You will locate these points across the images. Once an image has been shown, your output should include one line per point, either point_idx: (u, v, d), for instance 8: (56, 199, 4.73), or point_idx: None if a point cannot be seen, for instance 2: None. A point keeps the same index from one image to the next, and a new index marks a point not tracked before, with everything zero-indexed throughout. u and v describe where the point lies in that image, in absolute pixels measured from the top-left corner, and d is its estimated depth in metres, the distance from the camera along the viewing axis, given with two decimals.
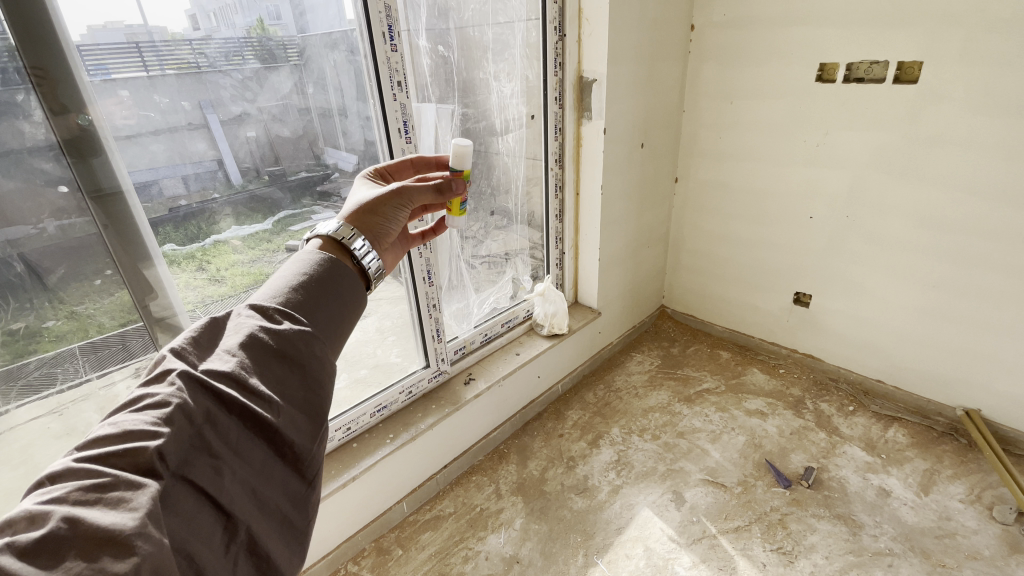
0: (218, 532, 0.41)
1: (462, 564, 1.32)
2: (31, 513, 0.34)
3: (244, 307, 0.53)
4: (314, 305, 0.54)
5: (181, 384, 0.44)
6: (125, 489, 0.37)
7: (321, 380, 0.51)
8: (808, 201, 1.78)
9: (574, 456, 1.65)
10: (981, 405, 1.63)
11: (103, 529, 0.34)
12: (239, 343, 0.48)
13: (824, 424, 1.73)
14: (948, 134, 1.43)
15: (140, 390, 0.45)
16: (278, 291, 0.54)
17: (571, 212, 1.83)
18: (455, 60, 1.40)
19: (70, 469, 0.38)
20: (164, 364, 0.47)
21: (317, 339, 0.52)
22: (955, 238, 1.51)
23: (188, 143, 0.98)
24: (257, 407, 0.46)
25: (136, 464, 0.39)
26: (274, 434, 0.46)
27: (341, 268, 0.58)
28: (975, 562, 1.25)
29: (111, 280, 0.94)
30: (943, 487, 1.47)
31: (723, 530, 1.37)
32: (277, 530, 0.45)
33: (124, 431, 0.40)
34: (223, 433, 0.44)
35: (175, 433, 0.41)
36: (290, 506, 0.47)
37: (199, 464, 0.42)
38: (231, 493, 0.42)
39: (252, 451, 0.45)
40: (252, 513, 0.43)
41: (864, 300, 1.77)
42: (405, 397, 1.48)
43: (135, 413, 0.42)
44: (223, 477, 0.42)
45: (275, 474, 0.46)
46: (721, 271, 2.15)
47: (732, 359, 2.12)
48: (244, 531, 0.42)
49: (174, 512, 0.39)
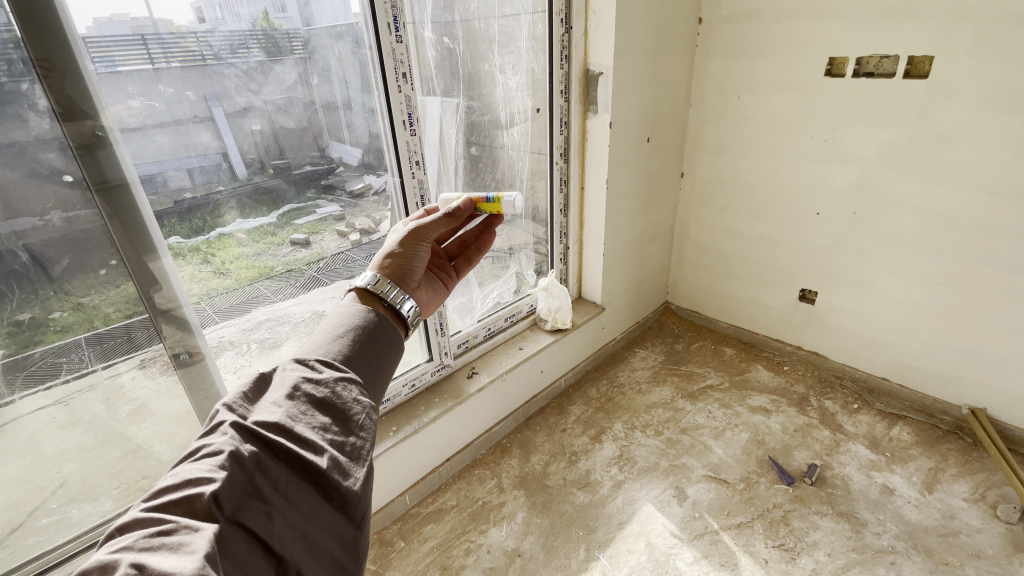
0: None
1: (464, 557, 1.32)
2: (103, 561, 0.37)
3: (287, 361, 0.57)
4: (354, 358, 0.60)
5: (233, 433, 0.47)
6: (184, 533, 0.40)
7: (363, 424, 0.53)
8: (815, 198, 1.77)
9: (577, 451, 1.65)
10: (987, 404, 1.62)
11: (165, 571, 0.36)
12: (285, 394, 0.52)
13: (828, 422, 1.72)
14: (958, 131, 1.42)
15: (199, 440, 0.48)
16: (319, 348, 0.59)
17: (575, 206, 1.83)
18: (461, 52, 1.39)
19: (136, 520, 0.41)
20: (216, 417, 0.50)
21: (355, 386, 0.56)
22: (964, 235, 1.50)
23: (193, 134, 0.98)
24: (305, 452, 0.48)
25: (192, 511, 0.41)
26: (320, 478, 0.47)
27: (371, 321, 0.64)
28: (978, 561, 1.25)
29: (115, 270, 0.93)
30: (947, 486, 1.46)
31: (724, 526, 1.37)
32: (327, 574, 0.46)
33: (182, 479, 0.43)
34: (273, 479, 0.46)
35: (228, 479, 0.43)
36: (340, 549, 0.47)
37: (251, 509, 0.43)
38: (281, 537, 0.43)
39: (301, 495, 0.46)
40: (303, 557, 0.44)
41: (871, 297, 1.76)
42: (408, 390, 1.48)
43: (193, 463, 0.45)
44: (273, 522, 0.44)
45: (324, 518, 0.47)
46: (727, 267, 2.13)
47: (736, 356, 2.11)
48: (295, 575, 0.43)
49: (229, 557, 0.40)
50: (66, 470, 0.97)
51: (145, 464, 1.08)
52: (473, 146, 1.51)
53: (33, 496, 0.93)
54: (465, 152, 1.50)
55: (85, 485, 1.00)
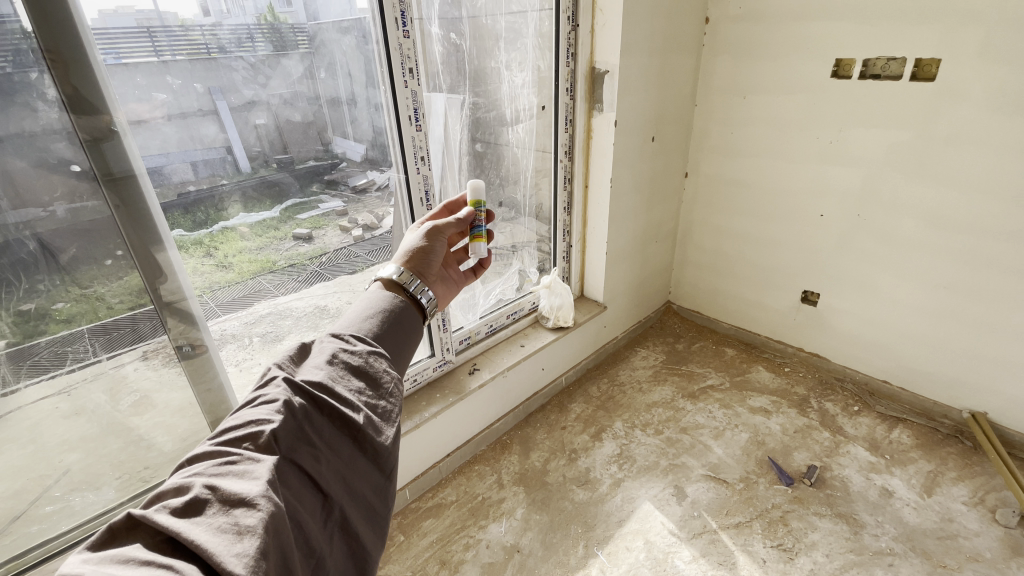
0: (318, 511, 0.46)
1: (463, 552, 1.33)
2: (177, 483, 0.40)
3: (325, 333, 0.59)
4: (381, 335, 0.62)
5: (284, 387, 0.50)
6: (249, 462, 0.43)
7: (393, 391, 0.56)
8: (818, 199, 1.77)
9: (577, 449, 1.66)
10: (988, 407, 1.62)
11: (234, 492, 0.40)
12: (326, 358, 0.55)
13: (828, 423, 1.72)
14: (964, 134, 1.42)
15: (253, 393, 0.51)
16: (352, 323, 0.62)
17: (579, 204, 1.83)
18: (467, 49, 1.39)
19: (203, 451, 0.45)
20: (270, 373, 0.53)
21: (385, 359, 0.58)
22: (967, 239, 1.50)
23: (199, 127, 0.98)
24: (344, 409, 0.51)
25: (255, 446, 0.45)
26: (358, 432, 0.50)
27: (398, 304, 0.66)
28: (977, 564, 1.25)
29: (120, 261, 0.93)
30: (947, 489, 1.46)
31: (723, 526, 1.37)
32: (362, 518, 0.49)
33: (243, 421, 0.47)
34: (319, 427, 0.49)
35: (283, 423, 0.47)
36: (373, 498, 0.50)
37: (302, 451, 0.47)
38: (327, 478, 0.47)
39: (341, 445, 0.50)
40: (344, 499, 0.48)
41: (873, 299, 1.76)
42: (409, 385, 1.48)
43: (253, 408, 0.48)
44: (320, 464, 0.47)
45: (361, 467, 0.50)
46: (729, 267, 2.13)
47: (737, 356, 2.11)
48: (338, 512, 0.47)
49: (286, 488, 0.44)
50: (69, 459, 0.98)
51: (147, 454, 1.09)
52: (477, 142, 1.51)
53: (36, 484, 0.93)
54: (470, 149, 1.50)
55: (88, 473, 1.01)
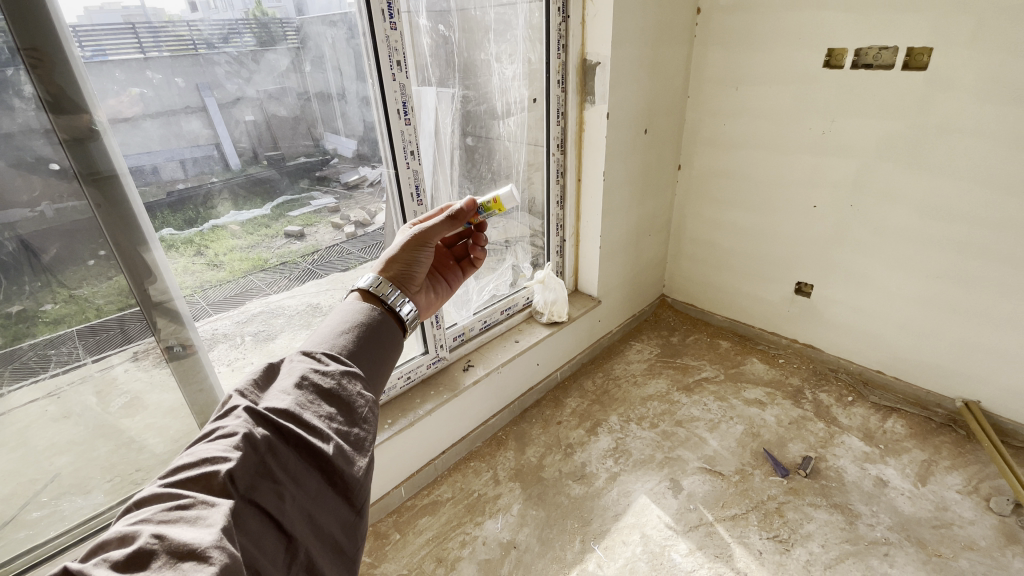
0: (281, 555, 0.43)
1: (460, 549, 1.32)
2: (122, 533, 0.37)
3: (293, 353, 0.58)
4: (356, 351, 0.60)
5: (245, 417, 0.48)
6: (202, 508, 0.41)
7: (366, 416, 0.54)
8: (811, 190, 1.76)
9: (572, 443, 1.65)
10: (980, 396, 1.63)
11: (184, 543, 0.37)
12: (294, 381, 0.53)
13: (822, 414, 1.73)
14: (956, 124, 1.41)
15: (211, 424, 0.48)
16: (323, 339, 0.60)
17: (572, 197, 1.81)
18: (456, 41, 1.37)
19: (153, 494, 0.42)
20: (230, 401, 0.51)
21: (360, 381, 0.57)
22: (960, 229, 1.50)
23: (183, 123, 0.96)
24: (312, 438, 0.49)
25: (209, 488, 0.42)
26: (327, 463, 0.48)
27: (373, 316, 0.65)
28: (971, 552, 1.25)
29: (103, 262, 0.91)
30: (941, 478, 1.47)
31: (719, 518, 1.37)
32: (329, 558, 0.46)
33: (198, 459, 0.44)
34: (284, 461, 0.47)
35: (242, 460, 0.44)
36: (341, 536, 0.48)
37: (263, 489, 0.44)
38: (291, 517, 0.45)
39: (308, 478, 0.47)
40: (309, 539, 0.45)
41: (866, 290, 1.76)
42: (403, 383, 1.47)
43: (209, 443, 0.46)
44: (284, 501, 0.45)
45: (328, 502, 0.48)
46: (723, 260, 2.13)
47: (731, 349, 2.12)
48: (304, 554, 0.44)
49: (242, 533, 0.41)
50: (59, 463, 0.96)
51: (138, 456, 1.07)
52: (469, 136, 1.49)
53: (25, 489, 0.91)
54: (461, 143, 1.48)
55: (78, 477, 0.99)
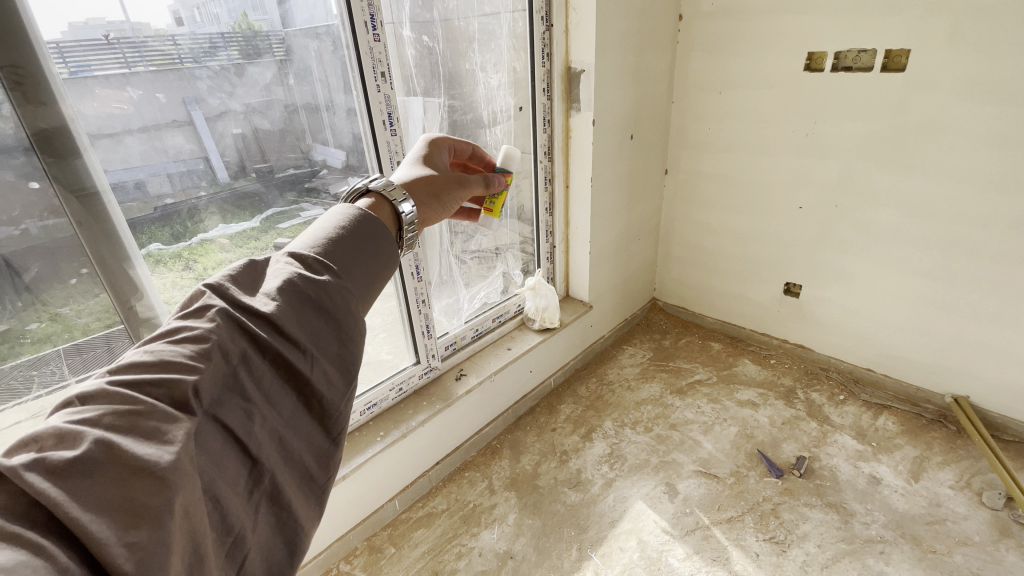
0: (243, 480, 0.37)
1: (456, 561, 1.31)
2: (60, 431, 0.32)
3: (281, 254, 0.49)
4: (354, 258, 0.50)
5: (218, 323, 0.40)
6: (161, 420, 0.34)
7: (357, 336, 0.47)
8: (797, 191, 1.78)
9: (567, 450, 1.65)
10: (970, 391, 1.64)
11: (140, 458, 0.32)
12: (281, 286, 0.44)
13: (815, 413, 1.74)
14: (936, 122, 1.44)
15: (175, 322, 0.41)
16: (318, 240, 0.50)
17: (560, 204, 1.82)
18: (440, 51, 1.37)
19: (102, 392, 0.35)
20: (204, 300, 0.42)
21: (356, 295, 0.48)
22: (943, 225, 1.52)
23: (166, 138, 0.95)
24: (292, 354, 0.42)
25: (172, 398, 0.36)
26: (306, 384, 0.42)
27: (379, 223, 0.53)
28: (965, 547, 1.26)
29: (86, 279, 0.90)
30: (933, 474, 1.48)
31: (716, 521, 1.37)
32: (298, 489, 0.41)
33: (159, 360, 0.37)
34: (257, 377, 0.40)
35: (209, 370, 0.37)
36: (316, 466, 0.42)
37: (230, 407, 0.38)
38: (261, 441, 0.39)
39: (283, 399, 0.41)
40: (278, 465, 0.40)
41: (854, 288, 1.78)
42: (395, 394, 1.46)
43: (172, 344, 0.38)
44: (253, 423, 0.39)
45: (305, 426, 0.42)
46: (713, 262, 2.14)
47: (723, 350, 2.12)
48: (269, 481, 0.39)
49: (201, 454, 0.35)
50: None
51: None
52: None
53: None
54: None
55: None
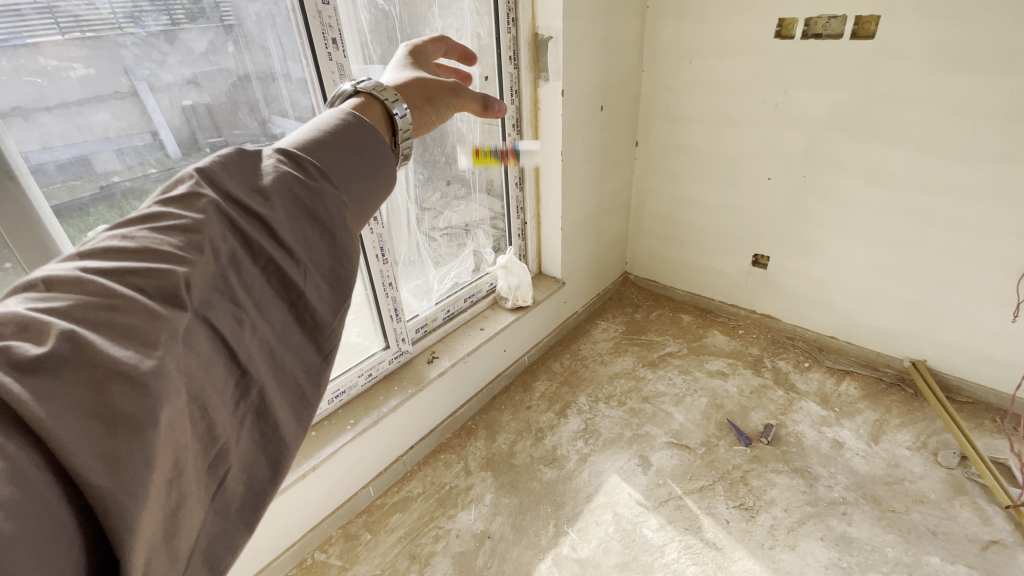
0: (229, 391, 0.32)
1: (433, 544, 1.30)
2: (23, 321, 0.27)
3: (276, 145, 0.40)
4: (354, 172, 0.42)
5: (209, 216, 0.33)
6: (140, 317, 0.28)
7: (353, 252, 0.40)
8: (766, 162, 1.78)
9: (542, 427, 1.65)
10: (927, 355, 1.72)
11: (116, 360, 0.26)
12: (274, 184, 0.37)
13: (782, 381, 1.79)
14: (901, 91, 1.44)
15: (157, 207, 0.34)
16: (313, 140, 0.42)
17: (531, 178, 1.78)
18: (397, 15, 1.27)
19: (74, 278, 0.29)
20: (191, 186, 0.35)
21: (352, 213, 0.40)
22: (907, 195, 1.55)
23: (87, 115, 0.85)
24: (283, 262, 0.35)
25: (156, 292, 0.30)
26: (298, 295, 0.36)
27: (380, 136, 0.45)
28: (922, 505, 1.33)
29: (11, 273, 0.82)
30: (892, 436, 1.54)
31: (688, 491, 1.40)
32: (288, 407, 0.35)
33: (140, 250, 0.31)
34: (247, 279, 0.34)
35: (196, 264, 0.31)
36: (308, 384, 0.36)
37: (220, 309, 0.32)
38: (250, 351, 0.33)
39: (274, 308, 0.35)
40: (269, 378, 0.34)
41: (820, 258, 1.81)
42: (364, 380, 1.42)
43: (155, 232, 0.33)
44: (245, 329, 0.33)
45: (295, 342, 0.36)
46: (684, 234, 2.14)
47: (693, 322, 2.15)
48: (258, 394, 0.33)
49: (190, 356, 0.29)
50: None
51: None
52: None
53: None
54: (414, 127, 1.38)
55: None
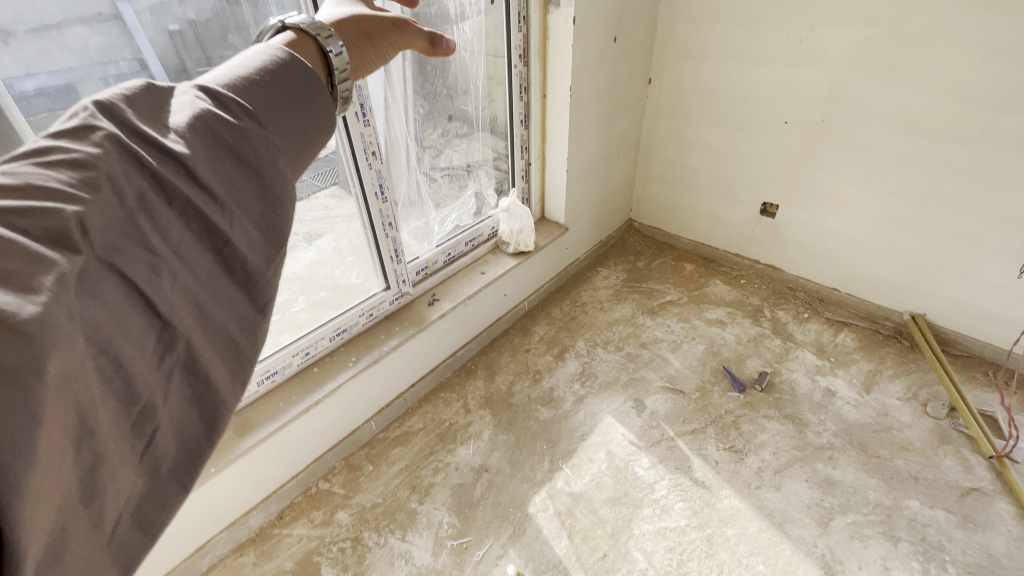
0: (148, 346, 0.29)
1: (433, 475, 1.36)
2: None
3: (190, 85, 0.37)
4: (284, 112, 0.38)
5: (109, 151, 0.31)
6: (23, 263, 0.25)
7: (285, 199, 0.37)
8: (784, 105, 1.70)
9: (540, 369, 1.68)
10: (927, 309, 1.72)
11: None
12: (187, 123, 0.34)
13: (779, 331, 1.80)
14: (937, 30, 1.35)
15: (45, 141, 0.31)
16: (234, 77, 0.38)
17: (537, 115, 1.69)
18: None
19: None
20: (85, 118, 0.32)
21: (283, 155, 0.37)
22: (930, 143, 1.48)
23: (61, 33, 0.79)
24: (206, 205, 0.32)
25: (46, 236, 0.27)
26: (223, 242, 0.33)
27: (316, 73, 0.42)
28: (907, 453, 1.37)
29: None
30: (884, 386, 1.58)
31: (679, 433, 1.45)
32: (222, 364, 0.32)
33: (21, 187, 0.28)
34: (161, 223, 0.30)
35: (98, 205, 0.28)
36: (244, 340, 0.33)
37: (130, 255, 0.28)
38: (172, 302, 0.29)
39: (197, 257, 0.31)
40: (196, 333, 0.31)
41: (831, 208, 1.77)
42: (365, 320, 1.42)
43: (42, 169, 0.29)
44: (164, 274, 0.29)
45: (226, 296, 0.32)
46: (693, 180, 2.08)
47: (695, 271, 2.14)
48: (184, 350, 0.30)
49: (94, 304, 0.26)
50: None
51: None
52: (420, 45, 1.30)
53: None
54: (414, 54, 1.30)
55: None
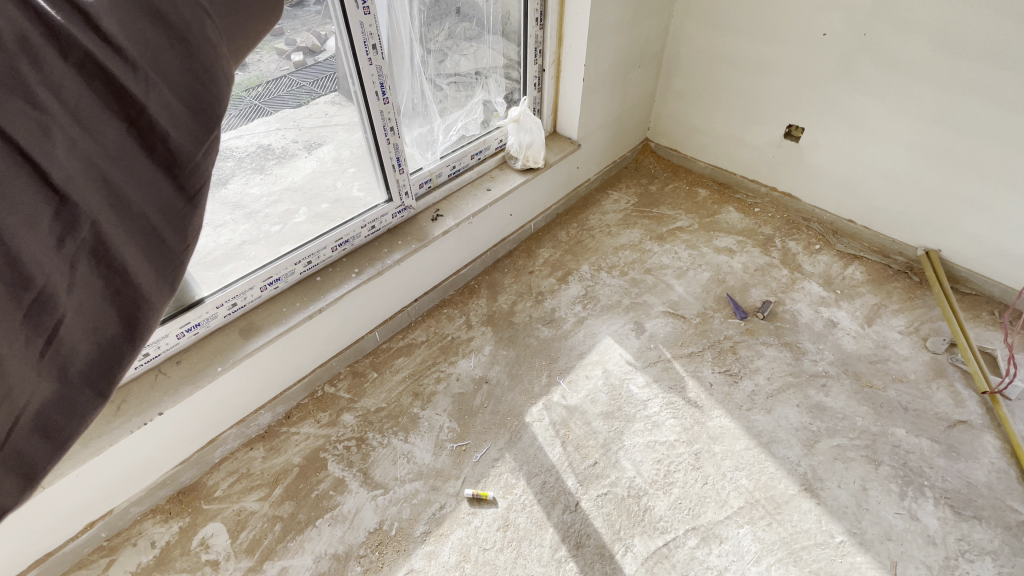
0: (54, 229, 0.41)
1: (435, 384, 1.40)
2: None
3: None
4: (170, 44, 0.47)
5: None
6: None
7: (184, 120, 0.47)
8: (826, 13, 1.55)
9: (543, 291, 1.68)
10: (943, 245, 1.68)
11: None
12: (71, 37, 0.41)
13: (788, 261, 1.77)
14: None
15: None
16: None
17: (554, 14, 1.55)
18: None
19: None
20: None
21: (173, 85, 0.47)
22: (971, 64, 1.38)
23: None
24: (103, 129, 0.43)
25: None
26: (124, 156, 0.44)
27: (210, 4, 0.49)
28: (900, 383, 1.40)
29: None
30: (886, 319, 1.58)
31: (676, 355, 1.48)
32: (135, 244, 0.46)
33: None
34: (74, 139, 0.41)
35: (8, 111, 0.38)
36: (160, 225, 0.47)
37: (48, 152, 0.40)
38: (81, 199, 0.42)
39: (109, 165, 0.43)
40: (106, 217, 0.43)
41: (859, 134, 1.67)
42: (368, 232, 1.40)
43: None
44: (54, 141, 0.40)
45: (132, 191, 0.45)
46: (717, 98, 1.95)
47: (709, 198, 2.06)
48: (91, 229, 0.42)
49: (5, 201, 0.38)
50: None
51: None
52: None
53: None
54: None
55: None
